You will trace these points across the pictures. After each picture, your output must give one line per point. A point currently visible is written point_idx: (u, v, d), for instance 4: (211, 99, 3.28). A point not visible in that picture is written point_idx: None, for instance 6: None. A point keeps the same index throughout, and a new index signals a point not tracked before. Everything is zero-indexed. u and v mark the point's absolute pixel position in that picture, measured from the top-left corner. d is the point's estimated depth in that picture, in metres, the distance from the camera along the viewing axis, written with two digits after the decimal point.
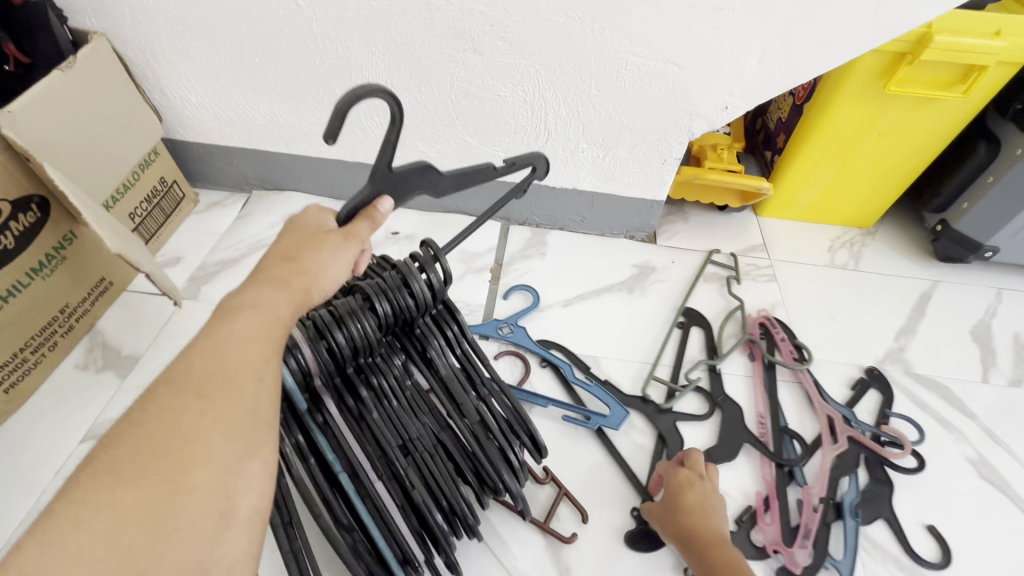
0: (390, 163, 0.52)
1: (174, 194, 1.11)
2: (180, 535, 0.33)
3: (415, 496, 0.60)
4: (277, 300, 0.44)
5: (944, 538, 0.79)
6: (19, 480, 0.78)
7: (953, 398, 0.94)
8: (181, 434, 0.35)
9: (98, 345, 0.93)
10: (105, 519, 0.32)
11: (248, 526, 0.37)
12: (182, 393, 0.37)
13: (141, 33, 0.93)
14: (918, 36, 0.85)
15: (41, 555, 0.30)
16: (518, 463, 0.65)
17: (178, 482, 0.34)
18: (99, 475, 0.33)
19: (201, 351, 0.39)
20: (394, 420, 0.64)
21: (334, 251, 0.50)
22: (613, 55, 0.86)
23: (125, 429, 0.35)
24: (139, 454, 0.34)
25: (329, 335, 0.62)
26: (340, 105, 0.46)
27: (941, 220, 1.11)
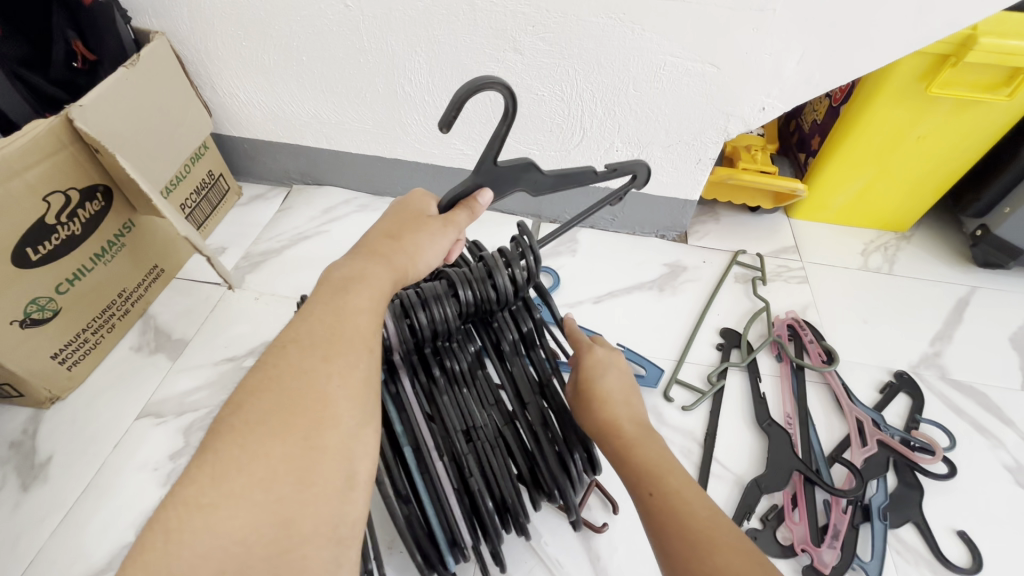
0: (496, 155, 0.55)
1: (221, 187, 1.16)
2: (320, 489, 0.36)
3: (472, 482, 0.62)
4: (380, 275, 0.48)
5: (980, 544, 0.79)
6: (79, 452, 0.83)
7: (991, 405, 0.93)
8: (313, 395, 0.38)
9: (150, 328, 0.98)
10: (261, 465, 0.35)
11: (368, 488, 0.39)
12: (312, 357, 0.40)
13: (198, 33, 0.97)
14: (963, 38, 0.84)
15: (212, 490, 0.34)
16: (575, 471, 0.66)
17: (315, 439, 0.37)
18: (251, 423, 0.37)
19: (322, 319, 0.43)
20: (461, 405, 0.67)
21: (434, 235, 0.54)
22: (651, 55, 0.88)
23: (264, 386, 0.39)
24: (283, 408, 0.37)
25: (413, 314, 0.65)
26: (460, 95, 0.49)
27: (981, 225, 1.09)
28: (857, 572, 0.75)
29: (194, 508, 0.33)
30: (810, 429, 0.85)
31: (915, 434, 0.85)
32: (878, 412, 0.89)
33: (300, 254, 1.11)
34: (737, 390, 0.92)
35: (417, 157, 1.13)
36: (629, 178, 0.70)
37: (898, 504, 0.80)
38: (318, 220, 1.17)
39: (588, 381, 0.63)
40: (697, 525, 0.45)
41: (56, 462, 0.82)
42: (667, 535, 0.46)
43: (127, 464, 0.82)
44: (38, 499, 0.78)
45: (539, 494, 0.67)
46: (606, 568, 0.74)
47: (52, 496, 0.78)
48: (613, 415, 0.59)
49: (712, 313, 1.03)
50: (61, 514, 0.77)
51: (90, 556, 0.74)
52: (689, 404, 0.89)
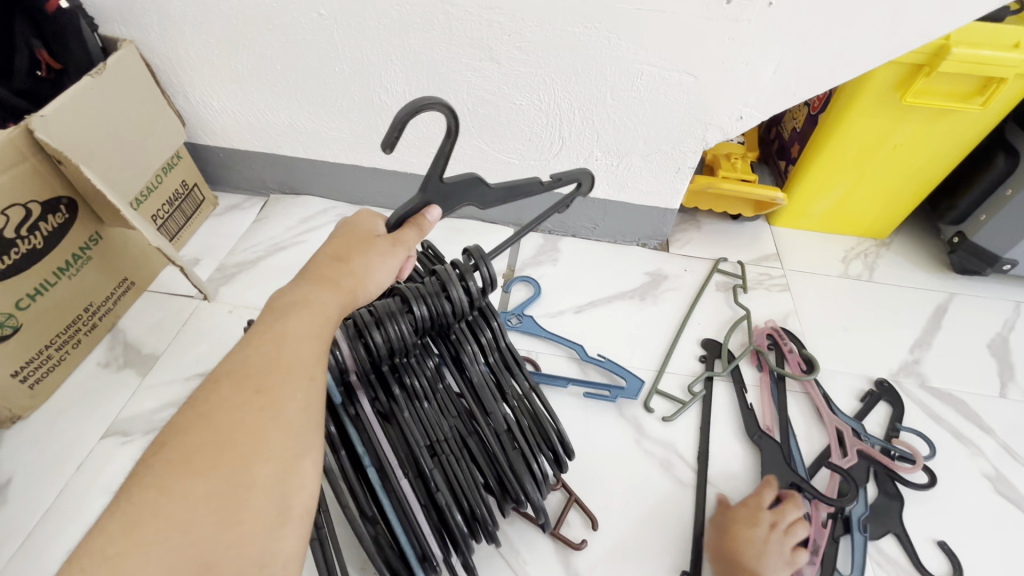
0: (442, 171, 0.55)
1: (195, 197, 1.13)
2: (245, 528, 0.35)
3: (439, 496, 0.61)
4: (327, 300, 0.46)
5: (960, 554, 0.78)
6: (41, 473, 0.80)
7: (970, 412, 0.93)
8: (242, 429, 0.37)
9: (119, 343, 0.95)
10: (178, 508, 0.34)
11: (302, 523, 0.38)
12: (244, 390, 0.39)
13: (169, 41, 0.96)
14: (935, 48, 0.84)
15: (124, 537, 0.32)
16: (541, 476, 0.66)
17: (242, 476, 0.36)
18: (172, 463, 0.35)
19: (258, 349, 0.41)
20: (423, 421, 0.66)
21: (384, 256, 0.52)
22: (628, 64, 0.87)
23: (191, 422, 0.37)
24: (209, 445, 0.36)
25: (368, 334, 0.64)
26: (400, 116, 0.49)
27: (959, 232, 1.10)
28: None
29: (101, 560, 0.31)
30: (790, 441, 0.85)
31: (895, 443, 0.85)
32: (858, 421, 0.89)
33: (277, 265, 1.09)
34: (718, 400, 0.92)
35: (396, 166, 1.12)
36: (576, 184, 0.69)
37: (879, 514, 0.79)
38: (295, 230, 1.15)
39: (734, 524, 0.74)
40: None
41: (16, 484, 0.79)
42: None
43: (92, 485, 0.79)
44: None
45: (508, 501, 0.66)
46: None
47: (12, 520, 0.76)
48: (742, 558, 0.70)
49: (694, 322, 1.03)
50: (22, 538, 0.74)
51: None
52: (670, 415, 0.88)
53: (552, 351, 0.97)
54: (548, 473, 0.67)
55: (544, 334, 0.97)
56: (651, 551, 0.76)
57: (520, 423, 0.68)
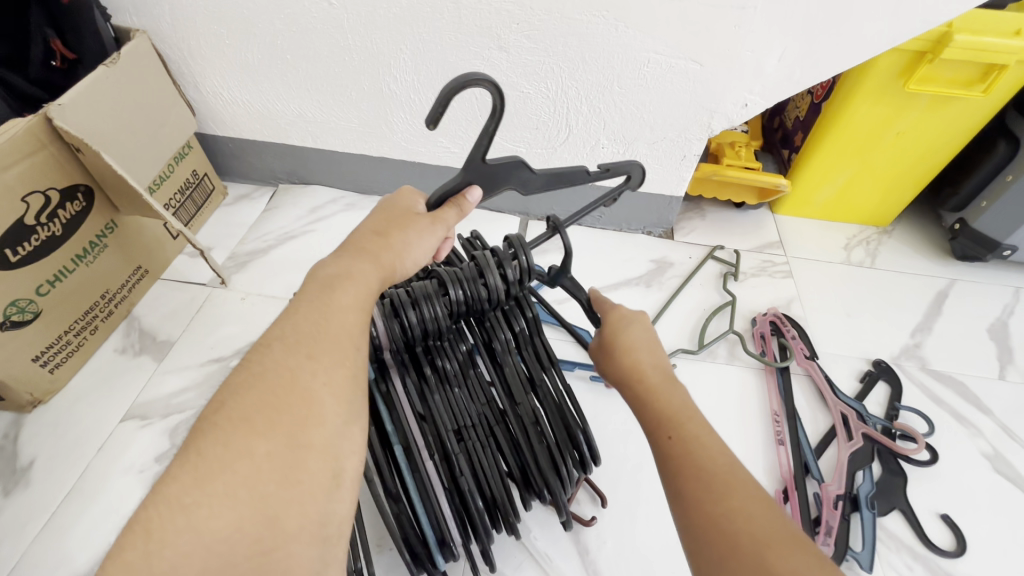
0: (483, 154, 0.55)
1: (205, 187, 1.14)
2: (305, 487, 0.37)
3: (462, 481, 0.64)
4: (367, 272, 0.49)
5: (962, 530, 0.80)
6: (63, 455, 0.82)
7: (970, 394, 0.95)
8: (298, 394, 0.39)
9: (135, 330, 0.97)
10: (245, 464, 0.36)
11: (353, 485, 0.41)
12: (297, 355, 0.41)
13: (180, 31, 0.97)
14: (938, 35, 0.85)
15: (196, 488, 0.34)
16: (567, 472, 0.68)
17: (300, 437, 0.38)
18: (234, 421, 0.37)
19: (306, 317, 0.44)
20: (453, 405, 0.68)
21: (422, 232, 0.55)
22: (635, 52, 0.88)
23: (249, 384, 0.39)
24: (267, 406, 0.38)
25: (404, 313, 0.66)
26: (444, 95, 0.50)
27: (960, 218, 1.12)
28: (851, 563, 0.76)
29: (177, 507, 0.33)
30: (799, 429, 0.86)
31: (896, 424, 0.87)
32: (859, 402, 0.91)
33: (288, 253, 1.10)
34: (722, 382, 0.94)
35: (404, 154, 1.13)
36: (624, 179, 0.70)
37: (882, 489, 0.81)
38: (305, 220, 1.17)
39: (613, 330, 0.59)
40: (715, 466, 0.42)
41: (39, 466, 0.80)
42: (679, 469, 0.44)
43: (113, 467, 0.81)
44: (21, 504, 0.77)
45: (530, 494, 0.68)
46: (595, 561, 0.75)
47: (36, 500, 0.78)
48: (640, 365, 0.54)
49: (698, 308, 1.05)
50: (46, 518, 0.76)
51: (76, 558, 0.73)
52: None
53: (561, 334, 0.99)
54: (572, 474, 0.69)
55: (552, 319, 0.99)
56: (659, 529, 0.78)
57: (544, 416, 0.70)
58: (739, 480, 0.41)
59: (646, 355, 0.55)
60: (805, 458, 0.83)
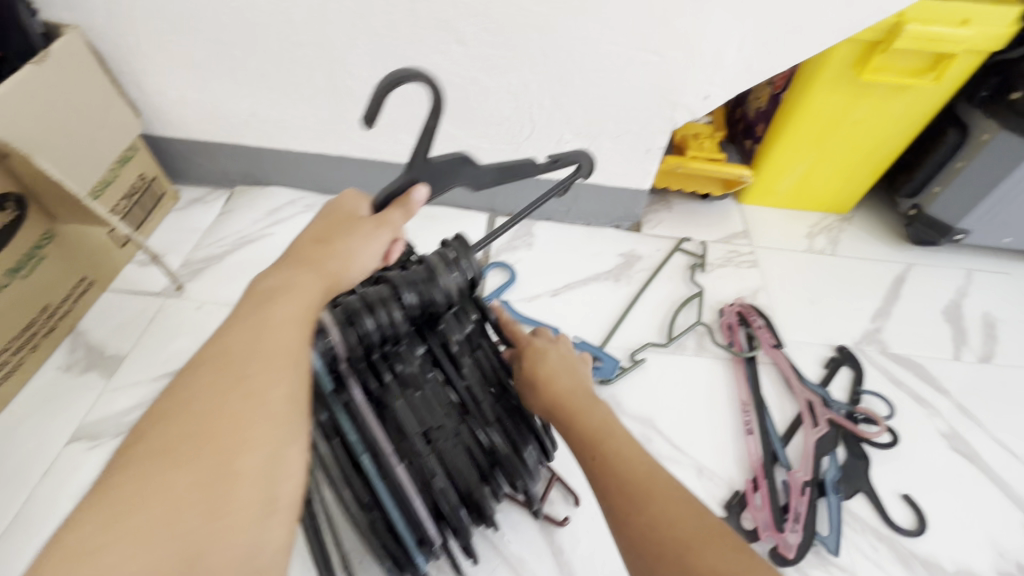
0: (426, 150, 0.56)
1: (155, 191, 1.09)
2: (233, 519, 0.35)
3: (436, 481, 0.63)
4: (308, 283, 0.48)
5: (921, 508, 0.83)
6: (5, 482, 0.77)
7: (927, 375, 0.98)
8: (225, 418, 0.37)
9: (81, 345, 0.91)
10: (161, 500, 0.34)
11: (291, 512, 0.38)
12: (225, 377, 0.39)
13: (117, 27, 0.91)
14: (890, 25, 0.87)
15: (105, 531, 0.32)
16: (531, 459, 0.70)
17: (226, 466, 0.36)
18: (153, 453, 0.35)
19: (239, 334, 0.42)
20: (417, 409, 0.66)
21: (366, 238, 0.54)
22: (596, 45, 0.87)
23: (171, 412, 0.37)
24: (189, 435, 0.36)
25: (359, 320, 0.63)
26: (381, 91, 0.49)
27: (915, 204, 1.14)
28: (818, 547, 0.77)
29: (82, 555, 0.31)
30: (768, 419, 0.87)
31: (859, 409, 0.88)
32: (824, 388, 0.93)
33: (247, 258, 1.06)
34: (690, 375, 0.94)
35: (365, 153, 1.10)
36: (574, 168, 0.72)
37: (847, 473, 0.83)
38: (263, 223, 1.12)
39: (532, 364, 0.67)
40: (634, 467, 0.49)
41: None
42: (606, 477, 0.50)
43: (60, 494, 0.76)
44: None
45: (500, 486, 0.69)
46: (569, 561, 0.74)
47: None
48: (562, 392, 0.62)
49: (666, 300, 1.05)
50: None
51: None
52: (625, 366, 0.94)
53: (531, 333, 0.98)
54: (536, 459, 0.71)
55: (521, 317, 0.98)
56: None
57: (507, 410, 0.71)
58: (659, 477, 0.48)
59: (565, 382, 0.64)
60: (773, 447, 0.83)
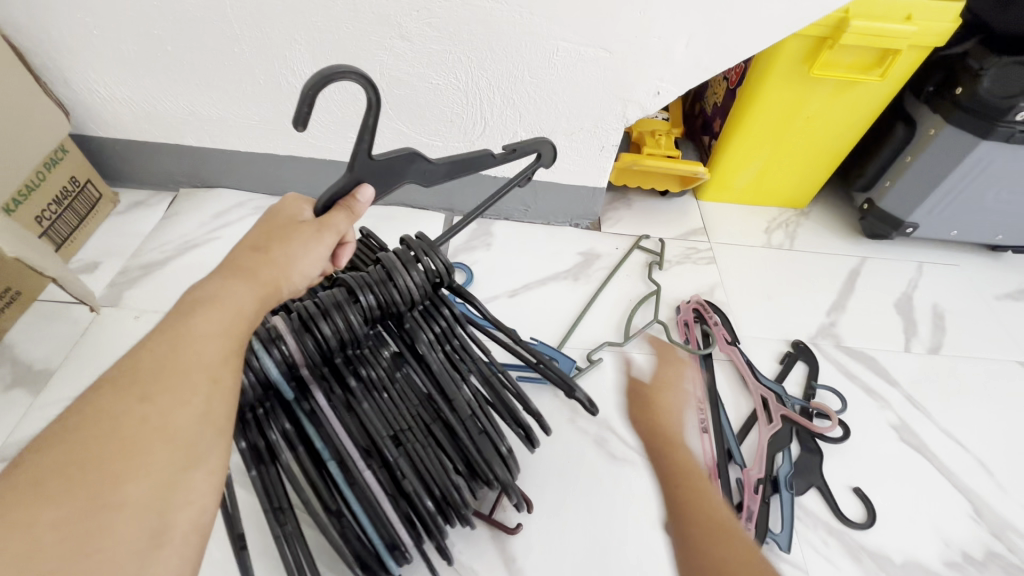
0: (368, 149, 0.54)
1: (89, 195, 1.03)
2: (108, 556, 0.33)
3: (406, 484, 0.60)
4: (239, 295, 0.46)
5: (872, 501, 0.83)
6: None
7: (879, 367, 0.99)
8: (116, 443, 0.36)
9: (6, 360, 0.86)
10: (21, 538, 0.32)
11: (185, 542, 0.37)
12: (128, 398, 0.37)
13: (36, 22, 0.86)
14: (836, 21, 0.88)
15: None
16: (508, 456, 0.66)
17: (105, 496, 0.34)
18: (26, 482, 0.33)
19: (154, 348, 0.40)
20: (383, 411, 0.64)
21: (308, 242, 0.52)
22: (544, 41, 0.85)
23: (57, 437, 0.35)
24: (70, 462, 0.34)
25: (314, 326, 0.63)
26: (308, 91, 0.47)
27: (868, 199, 1.16)
28: (770, 545, 0.77)
29: None
30: (722, 417, 0.86)
31: (812, 404, 0.89)
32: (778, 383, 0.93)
33: (190, 264, 1.02)
34: (646, 373, 0.94)
35: (314, 152, 1.06)
36: (535, 157, 0.72)
37: (799, 467, 0.84)
38: (209, 226, 1.08)
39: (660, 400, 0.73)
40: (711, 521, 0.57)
41: None
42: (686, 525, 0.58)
43: None
44: None
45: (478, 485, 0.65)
46: (521, 569, 0.73)
47: None
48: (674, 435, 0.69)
49: (625, 298, 1.04)
50: None
51: None
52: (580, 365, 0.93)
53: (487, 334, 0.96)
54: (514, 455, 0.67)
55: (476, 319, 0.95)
56: (586, 529, 0.77)
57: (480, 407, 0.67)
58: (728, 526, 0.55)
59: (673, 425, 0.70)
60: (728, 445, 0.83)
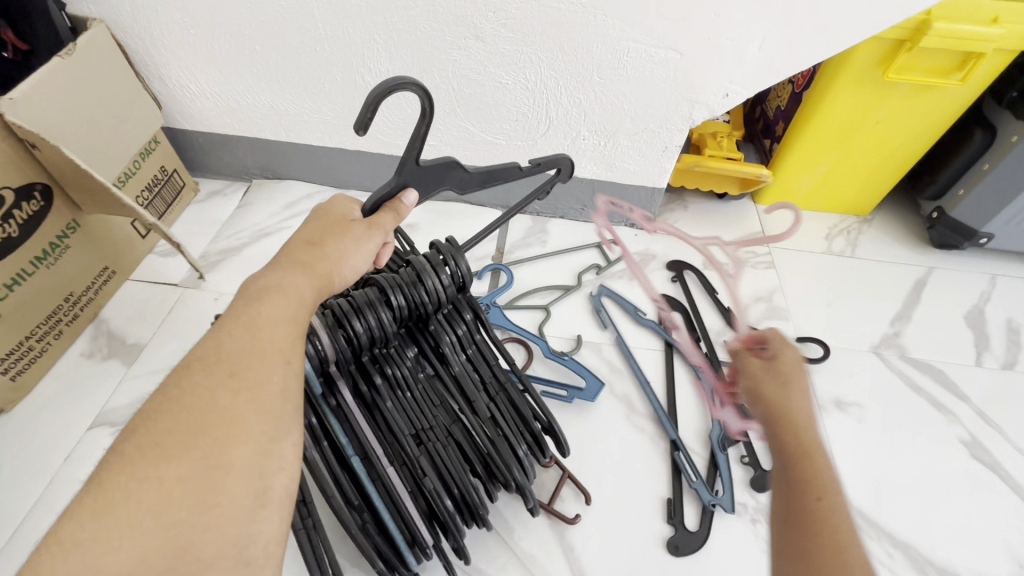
0: (417, 155, 0.57)
1: (175, 183, 1.10)
2: (222, 511, 0.36)
3: (427, 481, 0.63)
4: (301, 285, 0.47)
5: (939, 517, 0.81)
6: (28, 466, 0.79)
7: (947, 381, 0.96)
8: (216, 415, 0.38)
9: (103, 333, 0.93)
10: (153, 491, 0.35)
11: (283, 504, 0.40)
12: (217, 374, 0.39)
13: (141, 22, 0.93)
14: (917, 23, 0.85)
15: (93, 522, 0.33)
16: (526, 459, 0.68)
17: (215, 459, 0.37)
18: (142, 447, 0.36)
19: (230, 333, 0.42)
20: (406, 410, 0.67)
21: (359, 240, 0.54)
22: (615, 42, 0.87)
23: (160, 408, 0.38)
24: (179, 428, 0.37)
25: (348, 323, 0.64)
26: (373, 97, 0.49)
27: (938, 207, 1.12)
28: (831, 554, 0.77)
29: (71, 545, 0.32)
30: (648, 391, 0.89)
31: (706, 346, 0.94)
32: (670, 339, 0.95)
33: (264, 251, 1.07)
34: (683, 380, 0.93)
35: (382, 148, 1.10)
36: (555, 172, 0.72)
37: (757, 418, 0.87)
38: (281, 216, 1.13)
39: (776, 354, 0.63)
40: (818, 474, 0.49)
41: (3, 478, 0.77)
42: (788, 457, 0.51)
43: (82, 476, 0.78)
44: None
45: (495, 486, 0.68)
46: (579, 559, 0.74)
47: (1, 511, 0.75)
48: (798, 383, 0.59)
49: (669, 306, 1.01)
50: (11, 530, 0.73)
51: None
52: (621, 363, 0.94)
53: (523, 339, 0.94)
54: (532, 457, 0.69)
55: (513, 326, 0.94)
56: (641, 525, 0.78)
57: (500, 411, 0.70)
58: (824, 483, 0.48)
59: (801, 381, 0.59)
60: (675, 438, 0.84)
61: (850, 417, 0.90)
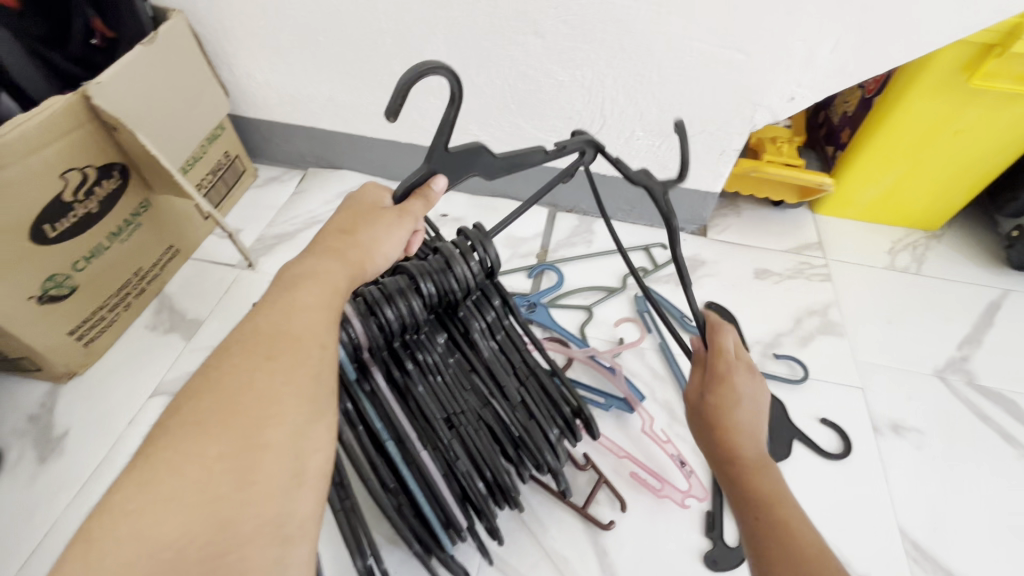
0: (444, 142, 0.55)
1: (236, 168, 1.15)
2: (259, 488, 0.37)
3: (460, 464, 0.64)
4: (335, 271, 0.49)
5: (1002, 557, 0.76)
6: (95, 427, 0.84)
7: (1019, 412, 0.90)
8: (252, 394, 0.39)
9: (165, 307, 0.98)
10: (194, 467, 0.36)
11: (317, 484, 0.40)
12: (254, 356, 0.41)
13: (214, 13, 0.97)
14: (1011, 27, 0.79)
15: (139, 494, 0.34)
16: (558, 443, 0.69)
17: (253, 438, 0.38)
18: (184, 424, 0.37)
19: (266, 317, 0.44)
20: (438, 395, 0.67)
21: (390, 227, 0.55)
22: (678, 41, 0.84)
23: (200, 388, 0.39)
24: (219, 407, 0.38)
25: (379, 310, 0.64)
26: (403, 82, 0.48)
27: (1018, 226, 1.05)
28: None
29: (120, 515, 0.34)
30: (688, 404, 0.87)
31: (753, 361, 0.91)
32: None
33: None
34: None
35: None
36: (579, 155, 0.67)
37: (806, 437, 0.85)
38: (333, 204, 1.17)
39: None
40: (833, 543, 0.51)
41: (73, 435, 0.83)
42: None
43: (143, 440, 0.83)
44: (56, 472, 0.80)
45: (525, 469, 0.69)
46: (612, 564, 0.73)
47: (71, 466, 0.80)
48: None
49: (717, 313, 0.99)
50: (79, 485, 0.79)
51: None
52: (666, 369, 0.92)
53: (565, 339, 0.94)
54: (561, 442, 0.70)
55: (557, 326, 0.93)
56: (678, 536, 0.76)
57: (530, 397, 0.70)
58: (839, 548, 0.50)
59: None
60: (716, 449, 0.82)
61: (907, 442, 0.86)
